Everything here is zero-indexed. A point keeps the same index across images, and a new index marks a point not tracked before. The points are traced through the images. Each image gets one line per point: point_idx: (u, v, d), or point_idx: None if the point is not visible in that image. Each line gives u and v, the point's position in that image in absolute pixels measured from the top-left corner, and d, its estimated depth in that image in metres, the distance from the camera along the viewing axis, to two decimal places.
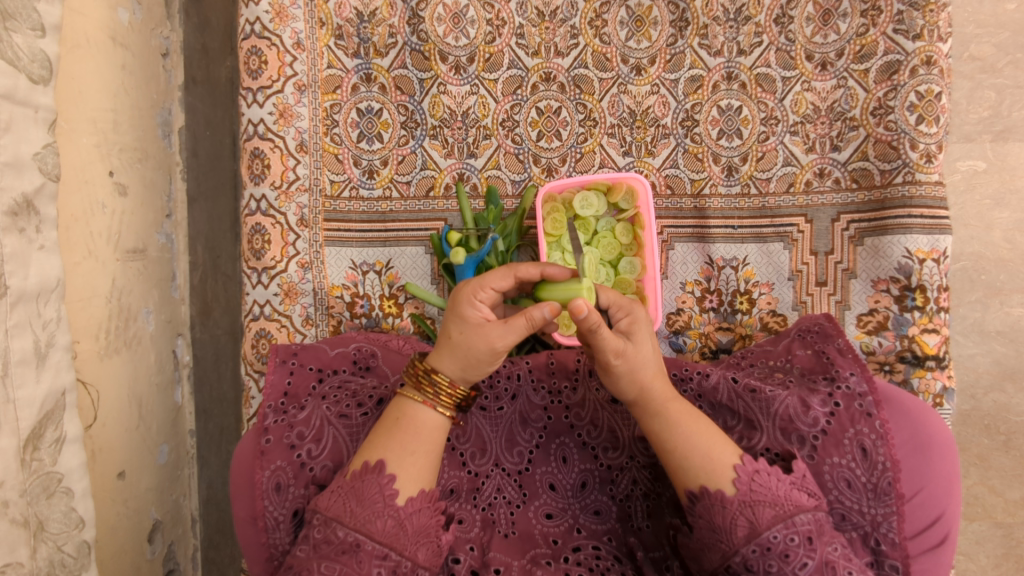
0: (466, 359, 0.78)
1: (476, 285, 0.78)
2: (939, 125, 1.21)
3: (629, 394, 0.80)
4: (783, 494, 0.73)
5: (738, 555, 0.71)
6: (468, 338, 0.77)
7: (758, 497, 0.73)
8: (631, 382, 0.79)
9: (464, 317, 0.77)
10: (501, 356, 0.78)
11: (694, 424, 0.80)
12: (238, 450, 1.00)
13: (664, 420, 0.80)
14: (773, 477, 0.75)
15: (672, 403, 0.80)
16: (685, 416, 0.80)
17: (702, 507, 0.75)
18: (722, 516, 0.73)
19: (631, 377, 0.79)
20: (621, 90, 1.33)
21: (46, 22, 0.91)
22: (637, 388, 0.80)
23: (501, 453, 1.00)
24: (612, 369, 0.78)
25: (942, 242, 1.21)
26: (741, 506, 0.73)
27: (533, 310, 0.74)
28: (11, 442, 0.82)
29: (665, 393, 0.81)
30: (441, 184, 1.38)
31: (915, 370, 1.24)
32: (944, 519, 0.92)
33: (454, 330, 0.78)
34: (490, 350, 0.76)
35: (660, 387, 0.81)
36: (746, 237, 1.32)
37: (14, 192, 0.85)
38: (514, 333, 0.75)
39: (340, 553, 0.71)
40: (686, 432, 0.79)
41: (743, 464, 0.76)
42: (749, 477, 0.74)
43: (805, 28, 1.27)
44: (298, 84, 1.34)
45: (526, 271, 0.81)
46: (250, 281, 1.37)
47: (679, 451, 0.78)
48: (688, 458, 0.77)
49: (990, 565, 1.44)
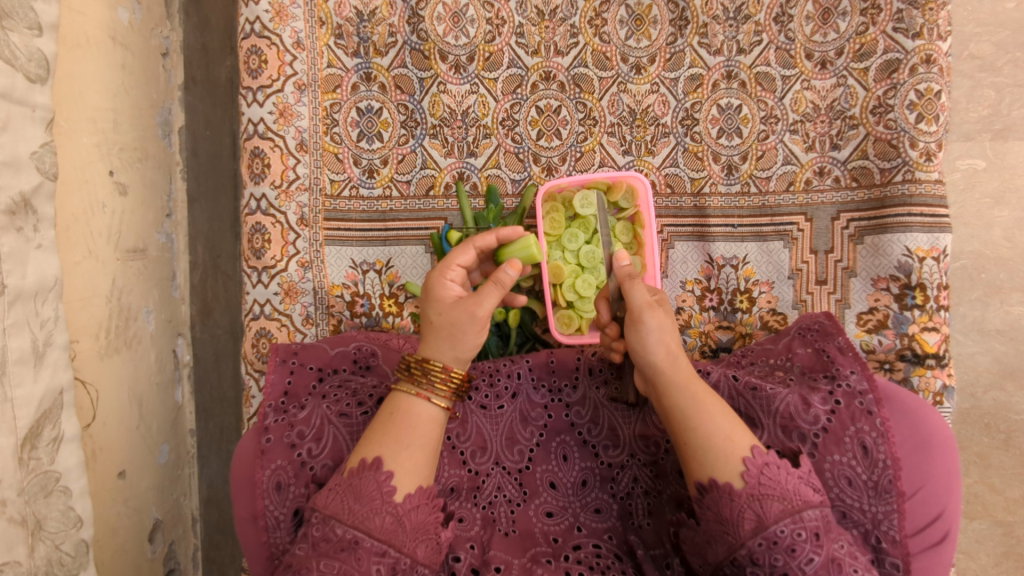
0: (451, 334, 0.81)
1: (443, 268, 0.86)
2: (939, 123, 1.21)
3: (659, 351, 0.83)
4: (792, 488, 0.73)
5: (744, 548, 0.71)
6: (449, 314, 0.81)
7: (766, 491, 0.72)
8: (660, 343, 0.83)
9: (439, 296, 0.83)
10: (485, 328, 0.82)
11: (715, 408, 0.80)
12: (239, 450, 1.00)
13: (689, 396, 0.80)
14: (782, 470, 0.74)
15: (694, 381, 0.82)
16: (708, 397, 0.81)
17: (711, 499, 0.75)
18: (730, 509, 0.73)
19: (659, 335, 0.83)
20: (621, 88, 1.33)
21: (43, 21, 0.91)
22: (665, 349, 0.83)
23: (501, 451, 1.00)
24: (641, 321, 0.83)
25: (942, 240, 1.21)
26: (749, 499, 0.72)
27: (499, 273, 0.82)
28: (9, 440, 0.83)
29: (688, 368, 0.83)
30: (441, 183, 1.38)
31: (915, 368, 1.23)
32: (944, 517, 0.92)
33: (433, 313, 0.83)
34: (472, 318, 0.80)
35: (685, 360, 0.84)
36: (746, 235, 1.32)
37: (13, 191, 0.85)
38: (487, 296, 0.81)
39: (339, 551, 0.71)
40: (709, 412, 0.79)
41: (753, 457, 0.75)
42: (758, 471, 0.74)
43: (805, 27, 1.27)
44: (299, 83, 1.34)
45: (484, 241, 0.92)
46: (250, 280, 1.36)
47: (699, 433, 0.78)
48: (709, 441, 0.77)
49: (990, 563, 1.44)
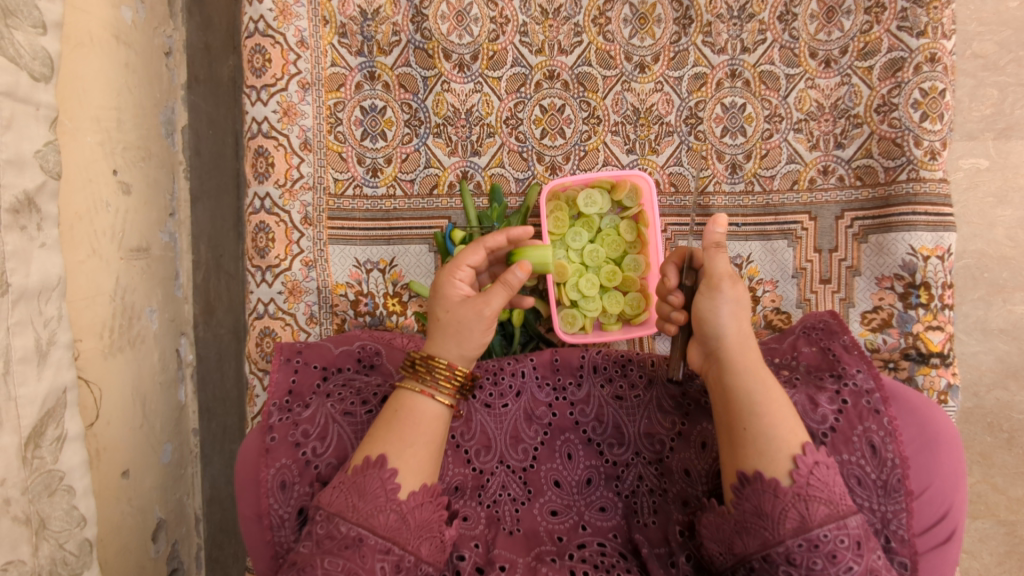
0: (458, 331, 0.81)
1: (453, 265, 0.85)
2: (944, 122, 1.20)
3: (731, 326, 0.83)
4: (838, 493, 0.73)
5: (782, 546, 0.71)
6: (455, 312, 0.82)
7: (813, 492, 0.72)
8: (733, 317, 0.84)
9: (446, 295, 0.83)
10: (491, 327, 0.82)
11: (781, 397, 0.79)
12: (243, 448, 1.00)
13: (759, 377, 0.80)
14: (831, 471, 0.74)
15: (764, 365, 0.82)
16: (775, 384, 0.80)
17: (751, 491, 0.74)
18: (772, 505, 0.72)
19: (733, 308, 0.84)
20: (626, 87, 1.33)
21: (48, 19, 0.91)
22: (736, 323, 0.84)
23: (506, 450, 1.00)
24: (716, 292, 0.85)
25: (947, 239, 1.21)
26: (795, 498, 0.72)
27: (508, 274, 0.82)
28: (13, 439, 0.82)
29: (759, 349, 0.83)
30: (445, 182, 1.38)
31: (920, 367, 1.23)
32: (951, 516, 0.92)
33: (440, 311, 0.83)
34: (479, 317, 0.80)
35: (756, 342, 0.84)
36: (751, 234, 1.32)
37: (16, 189, 0.85)
38: (496, 296, 0.81)
39: (343, 548, 0.70)
40: (779, 401, 0.78)
41: (803, 455, 0.74)
42: (809, 470, 0.73)
43: (809, 26, 1.27)
44: (303, 82, 1.34)
45: (493, 240, 0.88)
46: (255, 279, 1.36)
47: (763, 419, 0.77)
48: (773, 428, 0.76)
49: (993, 563, 1.44)
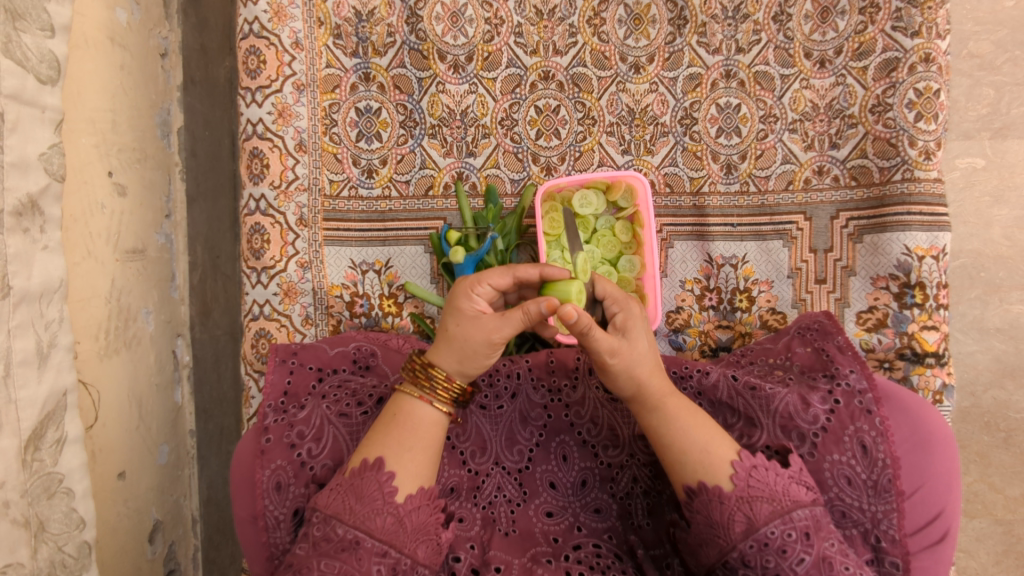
0: (463, 351, 0.78)
1: (473, 281, 0.80)
2: (938, 122, 1.20)
3: (627, 390, 0.80)
4: (780, 489, 0.73)
5: (736, 551, 0.72)
6: (465, 330, 0.78)
7: (756, 492, 0.73)
8: (628, 379, 0.79)
9: (460, 309, 0.78)
10: (498, 349, 0.79)
11: (691, 420, 0.80)
12: (238, 451, 1.00)
13: (660, 416, 0.80)
14: (771, 472, 0.75)
15: (668, 399, 0.80)
16: (682, 411, 0.80)
17: (700, 503, 0.75)
18: (720, 512, 0.73)
19: (626, 374, 0.79)
20: (621, 88, 1.33)
21: (56, 23, 0.91)
22: (634, 384, 0.80)
23: (501, 451, 1.00)
24: (606, 367, 0.78)
25: (942, 239, 1.21)
26: (738, 502, 0.73)
27: (530, 304, 0.75)
28: (13, 442, 0.83)
29: (662, 388, 0.81)
30: (440, 183, 1.38)
31: (915, 367, 1.23)
32: (944, 517, 0.92)
33: (451, 324, 0.79)
34: (488, 341, 0.77)
35: (657, 382, 0.80)
36: (746, 234, 1.32)
37: (20, 192, 0.85)
38: (511, 325, 0.76)
39: (340, 550, 0.71)
40: (682, 427, 0.79)
41: (740, 460, 0.76)
42: (747, 473, 0.74)
43: (804, 26, 1.27)
44: (297, 84, 1.34)
45: (525, 271, 0.83)
46: (249, 280, 1.36)
47: (676, 446, 0.78)
48: (684, 455, 0.77)
49: (990, 562, 1.44)
